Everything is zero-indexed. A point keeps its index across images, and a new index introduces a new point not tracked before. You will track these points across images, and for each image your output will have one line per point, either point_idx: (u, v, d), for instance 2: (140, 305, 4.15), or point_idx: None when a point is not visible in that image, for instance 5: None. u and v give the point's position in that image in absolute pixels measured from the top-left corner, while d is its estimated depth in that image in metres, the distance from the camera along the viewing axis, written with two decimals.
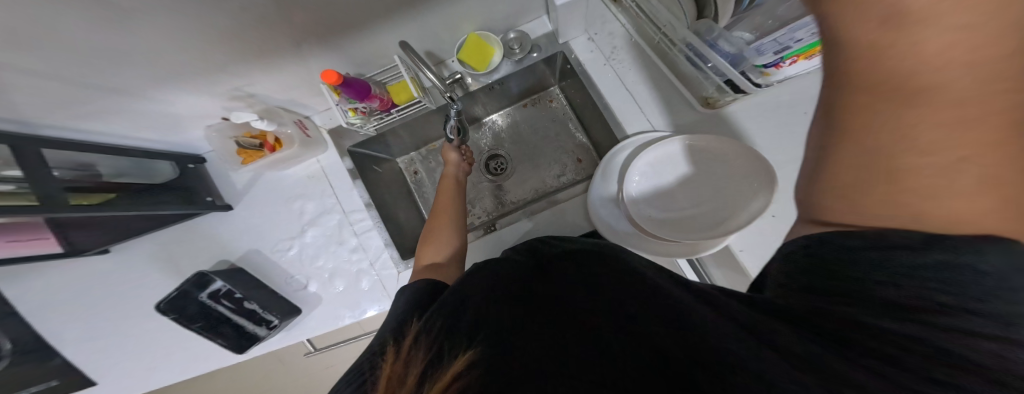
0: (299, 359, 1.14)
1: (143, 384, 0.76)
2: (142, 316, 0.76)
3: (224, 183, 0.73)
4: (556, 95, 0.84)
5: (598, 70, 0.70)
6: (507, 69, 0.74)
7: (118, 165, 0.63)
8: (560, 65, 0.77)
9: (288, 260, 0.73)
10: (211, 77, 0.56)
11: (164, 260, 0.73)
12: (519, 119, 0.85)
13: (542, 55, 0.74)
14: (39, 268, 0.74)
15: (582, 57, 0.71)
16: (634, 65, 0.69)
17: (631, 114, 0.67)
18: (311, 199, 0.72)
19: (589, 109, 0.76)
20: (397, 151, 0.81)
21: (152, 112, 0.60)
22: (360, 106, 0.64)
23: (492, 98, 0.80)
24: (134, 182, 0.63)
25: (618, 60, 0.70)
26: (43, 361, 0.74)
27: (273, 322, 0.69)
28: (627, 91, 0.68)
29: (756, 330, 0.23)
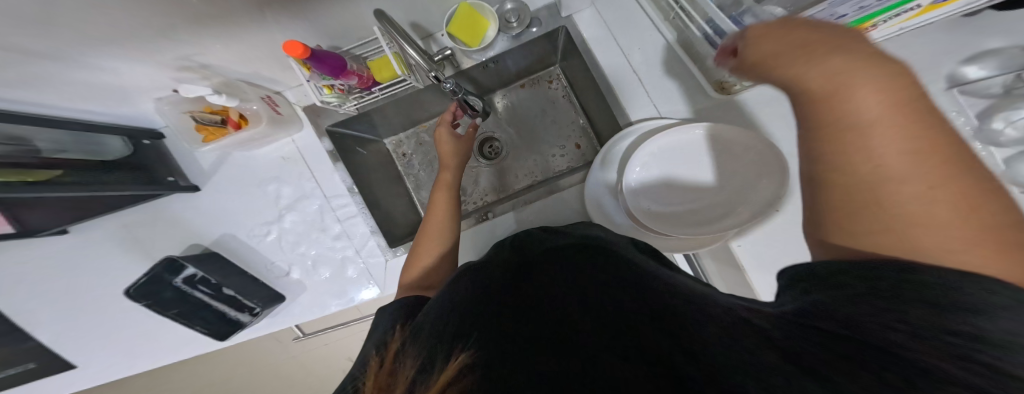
0: (288, 345, 1.13)
1: (122, 367, 0.74)
2: (113, 301, 0.73)
3: (189, 162, 0.67)
4: (556, 75, 0.77)
5: (604, 49, 0.63)
6: (502, 45, 0.66)
7: (62, 141, 0.58)
8: (561, 41, 0.69)
9: (267, 246, 0.68)
10: (159, 44, 0.50)
11: (130, 243, 0.68)
12: (515, 101, 0.78)
13: (541, 31, 0.66)
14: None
15: (587, 35, 0.64)
16: (643, 43, 0.62)
17: (638, 100, 0.61)
18: (287, 183, 0.67)
19: (591, 94, 0.69)
20: (384, 132, 0.75)
21: (90, 81, 0.54)
22: (335, 83, 0.56)
23: (486, 77, 0.72)
24: (75, 161, 0.58)
25: (625, 38, 0.63)
26: (17, 344, 0.72)
27: (254, 309, 0.67)
28: (636, 74, 0.62)
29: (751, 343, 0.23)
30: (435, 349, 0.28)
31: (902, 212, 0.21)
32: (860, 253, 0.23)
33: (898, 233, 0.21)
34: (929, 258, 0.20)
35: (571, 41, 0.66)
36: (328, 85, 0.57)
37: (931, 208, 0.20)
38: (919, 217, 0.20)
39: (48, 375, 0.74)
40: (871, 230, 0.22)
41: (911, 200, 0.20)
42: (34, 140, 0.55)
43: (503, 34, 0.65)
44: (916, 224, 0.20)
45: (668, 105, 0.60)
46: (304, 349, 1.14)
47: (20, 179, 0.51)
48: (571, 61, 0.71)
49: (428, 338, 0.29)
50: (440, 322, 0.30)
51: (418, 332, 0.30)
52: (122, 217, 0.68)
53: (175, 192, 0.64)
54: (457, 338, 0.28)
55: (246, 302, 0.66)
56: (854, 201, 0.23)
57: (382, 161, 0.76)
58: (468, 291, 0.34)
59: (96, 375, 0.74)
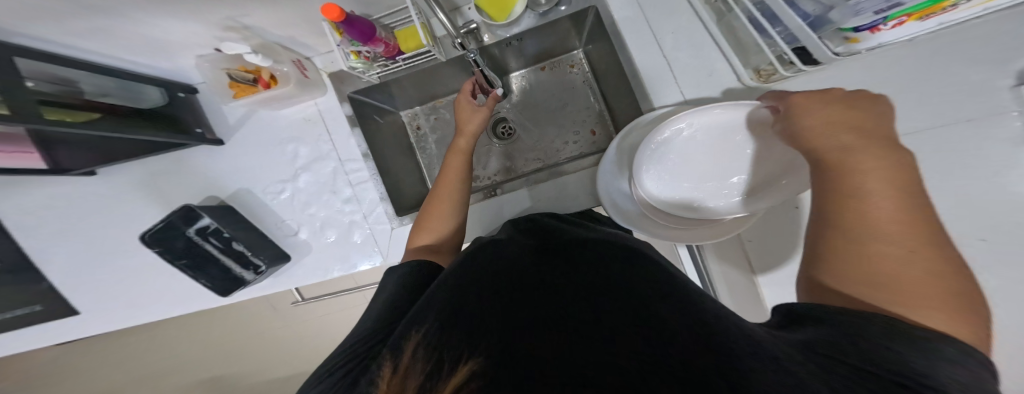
0: (286, 309, 1.19)
1: (127, 313, 0.77)
2: (122, 247, 0.74)
3: (218, 116, 0.69)
4: (578, 59, 0.75)
5: (634, 32, 0.58)
6: (528, 23, 0.66)
7: (104, 85, 0.59)
8: (588, 23, 0.66)
9: (280, 203, 0.69)
10: (202, 6, 0.50)
11: (148, 188, 0.70)
12: (534, 83, 0.77)
13: (569, 10, 0.64)
14: (21, 188, 0.72)
15: (618, 16, 0.59)
16: (679, 27, 0.57)
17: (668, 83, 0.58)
18: (305, 143, 0.67)
19: (616, 79, 0.67)
20: (400, 104, 0.74)
21: (133, 35, 0.54)
22: (363, 50, 0.53)
23: (508, 55, 0.71)
24: (118, 104, 0.59)
25: (661, 20, 0.58)
26: (33, 284, 0.76)
27: (260, 267, 0.66)
28: (666, 59, 0.56)
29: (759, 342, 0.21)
30: (440, 351, 0.24)
31: (875, 259, 0.25)
32: (848, 298, 0.25)
33: (879, 281, 0.24)
34: (900, 303, 0.23)
35: (600, 23, 0.63)
36: (355, 51, 0.53)
37: (914, 270, 0.23)
38: (894, 277, 0.24)
39: (59, 316, 0.78)
40: (858, 277, 0.25)
41: (887, 258, 0.24)
42: (79, 83, 0.56)
43: (530, 11, 0.64)
44: (891, 273, 0.24)
45: (696, 91, 0.55)
46: (306, 313, 1.19)
47: (59, 117, 0.49)
48: (597, 42, 0.68)
49: (432, 338, 0.26)
50: (444, 324, 0.27)
51: (420, 329, 0.27)
52: (142, 164, 0.70)
53: (203, 143, 0.65)
54: (463, 338, 0.25)
55: (252, 258, 0.65)
56: (850, 251, 0.26)
57: (396, 132, 0.75)
58: (471, 290, 0.31)
59: (106, 319, 0.77)
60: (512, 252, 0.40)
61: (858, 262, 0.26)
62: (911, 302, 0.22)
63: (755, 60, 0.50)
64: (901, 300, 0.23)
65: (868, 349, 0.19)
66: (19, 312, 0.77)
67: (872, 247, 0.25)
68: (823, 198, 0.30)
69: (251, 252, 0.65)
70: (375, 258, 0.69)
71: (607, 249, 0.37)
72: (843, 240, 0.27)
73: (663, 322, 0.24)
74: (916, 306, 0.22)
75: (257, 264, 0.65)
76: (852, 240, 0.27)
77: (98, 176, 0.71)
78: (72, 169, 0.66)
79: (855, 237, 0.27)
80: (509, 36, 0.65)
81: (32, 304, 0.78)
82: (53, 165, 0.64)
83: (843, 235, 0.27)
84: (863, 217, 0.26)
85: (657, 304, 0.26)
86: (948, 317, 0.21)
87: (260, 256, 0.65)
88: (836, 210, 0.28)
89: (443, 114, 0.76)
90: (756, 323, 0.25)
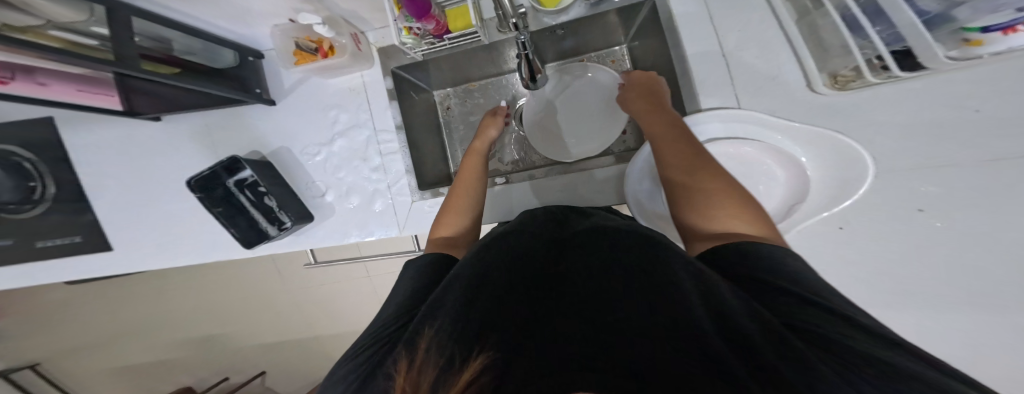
0: (300, 270, 1.30)
1: (156, 250, 0.82)
2: (163, 188, 0.80)
3: (274, 79, 0.72)
4: (619, 56, 0.75)
5: (692, 30, 0.57)
6: (577, 12, 0.61)
7: (190, 45, 0.61)
8: (641, 18, 0.64)
9: (314, 164, 0.73)
10: None
11: (198, 135, 0.77)
12: (571, 75, 0.77)
13: (624, 2, 0.60)
14: (96, 126, 0.81)
15: (676, 11, 0.58)
16: (746, 25, 0.55)
17: (717, 84, 0.56)
18: (346, 111, 0.71)
19: (658, 78, 0.65)
20: (435, 84, 0.78)
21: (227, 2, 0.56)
22: (415, 25, 0.54)
23: (549, 42, 0.70)
24: (198, 64, 0.62)
25: (722, 19, 0.57)
26: (79, 215, 0.82)
27: (285, 224, 0.70)
28: (724, 57, 0.56)
29: (730, 336, 0.24)
30: (451, 350, 0.29)
31: (714, 203, 0.37)
32: (711, 233, 0.37)
33: (717, 217, 0.37)
34: (737, 225, 0.35)
35: (656, 19, 0.61)
36: (407, 26, 0.54)
37: (731, 201, 0.37)
38: (727, 210, 0.36)
39: (96, 246, 0.84)
40: (710, 219, 0.37)
41: (716, 200, 0.37)
42: (172, 41, 0.59)
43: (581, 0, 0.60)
44: (723, 209, 0.36)
45: (753, 96, 0.54)
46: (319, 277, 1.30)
47: (166, 71, 0.55)
48: (645, 37, 0.66)
49: (443, 336, 0.31)
50: (453, 322, 0.32)
51: (433, 327, 0.32)
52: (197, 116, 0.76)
53: (258, 102, 0.68)
54: (470, 336, 0.30)
55: (281, 214, 0.69)
56: (696, 203, 0.38)
57: (428, 111, 0.78)
58: (473, 285, 0.35)
59: (141, 255, 0.83)
60: (514, 242, 0.43)
61: (704, 208, 0.38)
62: (738, 222, 0.35)
63: (841, 60, 0.46)
64: (737, 224, 0.35)
65: (830, 353, 0.22)
66: (58, 240, 0.83)
67: (707, 196, 0.38)
68: (668, 172, 0.43)
69: (280, 208, 0.69)
70: (391, 230, 0.71)
71: (605, 238, 0.40)
72: (688, 196, 0.39)
73: (647, 324, 0.28)
74: (744, 225, 0.35)
75: (284, 219, 0.68)
76: (694, 196, 0.39)
77: (162, 123, 0.78)
78: (142, 112, 0.70)
79: (691, 192, 0.39)
80: (555, 25, 0.62)
81: (74, 234, 0.84)
82: (126, 107, 0.68)
83: (685, 193, 0.40)
84: (688, 178, 0.40)
85: (643, 304, 0.29)
86: (759, 224, 0.35)
87: (288, 213, 0.69)
88: (672, 176, 0.42)
89: (474, 100, 0.80)
90: (734, 290, 0.27)
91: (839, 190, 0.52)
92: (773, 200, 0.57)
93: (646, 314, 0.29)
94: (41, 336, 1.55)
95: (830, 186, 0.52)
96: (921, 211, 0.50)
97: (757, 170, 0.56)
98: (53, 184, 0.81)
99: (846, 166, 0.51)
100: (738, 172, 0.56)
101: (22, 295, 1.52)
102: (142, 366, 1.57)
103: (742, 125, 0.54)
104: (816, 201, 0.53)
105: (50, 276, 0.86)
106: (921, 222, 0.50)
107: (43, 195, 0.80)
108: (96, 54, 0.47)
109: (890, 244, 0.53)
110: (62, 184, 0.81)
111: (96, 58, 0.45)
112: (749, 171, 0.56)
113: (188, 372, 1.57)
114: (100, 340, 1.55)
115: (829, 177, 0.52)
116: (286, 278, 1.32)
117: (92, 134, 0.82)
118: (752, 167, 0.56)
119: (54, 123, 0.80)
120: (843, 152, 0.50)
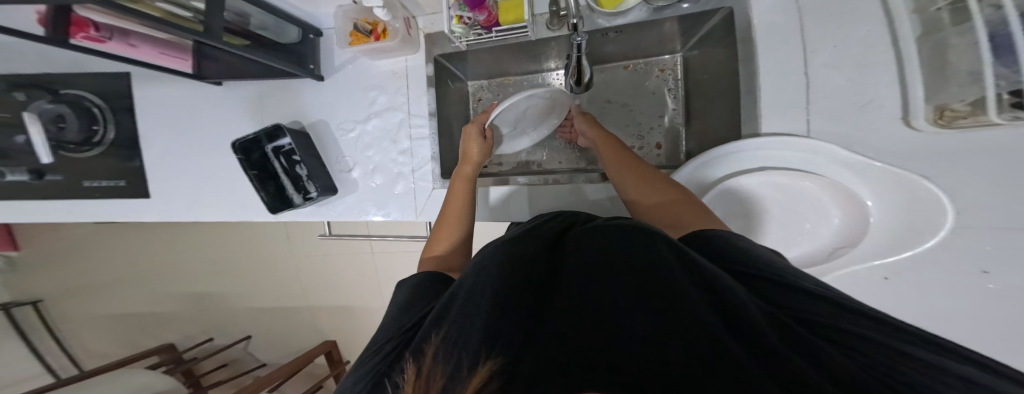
0: (309, 240, 1.33)
1: (189, 200, 0.88)
2: (206, 143, 0.86)
3: (326, 55, 0.76)
4: (670, 64, 0.69)
5: (773, 42, 0.51)
6: (636, 16, 0.56)
7: (264, 21, 0.66)
8: (710, 25, 0.57)
9: (347, 140, 0.76)
10: None
11: (246, 98, 0.82)
12: (615, 77, 0.72)
13: (692, 8, 0.55)
14: (154, 78, 0.86)
15: (755, 20, 0.51)
16: (844, 38, 0.48)
17: (779, 106, 0.51)
18: (385, 92, 0.74)
19: (710, 95, 0.61)
20: (471, 75, 0.80)
21: None
22: (467, 14, 0.58)
23: (603, 44, 0.65)
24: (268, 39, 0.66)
25: (815, 33, 0.49)
26: (126, 160, 0.89)
27: (311, 194, 0.73)
28: (805, 75, 0.50)
29: (755, 329, 0.22)
30: (457, 354, 0.26)
31: (678, 211, 0.45)
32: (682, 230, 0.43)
33: (684, 220, 0.44)
34: (703, 221, 0.42)
35: (730, 28, 0.54)
36: (459, 15, 0.58)
37: (688, 204, 0.45)
38: (689, 213, 0.44)
39: (135, 191, 0.90)
40: (678, 222, 0.44)
41: (678, 209, 0.45)
42: (250, 16, 0.63)
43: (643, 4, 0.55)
44: (685, 214, 0.44)
45: (826, 125, 0.49)
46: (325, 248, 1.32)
47: (239, 42, 0.61)
48: (711, 45, 0.59)
49: (448, 342, 0.28)
50: (457, 326, 0.29)
51: (436, 334, 0.29)
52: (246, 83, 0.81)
53: (309, 77, 0.73)
54: (475, 337, 0.27)
55: (309, 184, 0.73)
56: (665, 214, 0.46)
57: (461, 101, 0.81)
58: (472, 285, 0.33)
59: (176, 204, 0.89)
60: (510, 239, 0.41)
61: (671, 216, 0.45)
62: (703, 220, 0.42)
63: (957, 90, 0.39)
64: (702, 220, 0.42)
65: (874, 354, 0.19)
66: (102, 181, 0.89)
67: (671, 207, 0.46)
68: (637, 192, 0.51)
69: (310, 179, 0.72)
70: (408, 213, 0.74)
71: (603, 229, 0.38)
72: (657, 210, 0.47)
73: (664, 310, 0.25)
74: (708, 222, 0.42)
75: (311, 189, 0.72)
76: (661, 209, 0.47)
77: (223, 88, 0.83)
78: (207, 77, 0.75)
79: (657, 206, 0.47)
80: (608, 27, 0.58)
81: (118, 179, 0.89)
82: (195, 71, 0.73)
83: (653, 209, 0.48)
84: (651, 195, 0.49)
85: (656, 292, 0.27)
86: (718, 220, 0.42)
87: (315, 184, 0.72)
88: (639, 193, 0.50)
89: (507, 93, 0.81)
90: (752, 299, 0.26)
91: (897, 238, 0.48)
92: (819, 239, 0.54)
93: (661, 303, 0.26)
94: (57, 273, 1.62)
95: (886, 233, 0.49)
96: (983, 272, 0.46)
97: (809, 206, 0.53)
98: (111, 130, 0.88)
99: (914, 216, 0.46)
100: (785, 205, 0.54)
101: (46, 231, 1.59)
102: (145, 317, 1.63)
103: (805, 156, 0.50)
104: (866, 248, 0.50)
105: (89, 214, 0.92)
106: (953, 275, 0.48)
107: (102, 138, 0.87)
108: (187, 24, 0.54)
109: (914, 291, 0.51)
110: (118, 130, 0.88)
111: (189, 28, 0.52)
112: (800, 206, 0.53)
113: (186, 327, 1.61)
114: (110, 284, 1.61)
115: (889, 224, 0.48)
116: (292, 246, 1.36)
117: (147, 86, 0.87)
118: (803, 202, 0.53)
119: (115, 72, 0.86)
120: (915, 202, 0.46)
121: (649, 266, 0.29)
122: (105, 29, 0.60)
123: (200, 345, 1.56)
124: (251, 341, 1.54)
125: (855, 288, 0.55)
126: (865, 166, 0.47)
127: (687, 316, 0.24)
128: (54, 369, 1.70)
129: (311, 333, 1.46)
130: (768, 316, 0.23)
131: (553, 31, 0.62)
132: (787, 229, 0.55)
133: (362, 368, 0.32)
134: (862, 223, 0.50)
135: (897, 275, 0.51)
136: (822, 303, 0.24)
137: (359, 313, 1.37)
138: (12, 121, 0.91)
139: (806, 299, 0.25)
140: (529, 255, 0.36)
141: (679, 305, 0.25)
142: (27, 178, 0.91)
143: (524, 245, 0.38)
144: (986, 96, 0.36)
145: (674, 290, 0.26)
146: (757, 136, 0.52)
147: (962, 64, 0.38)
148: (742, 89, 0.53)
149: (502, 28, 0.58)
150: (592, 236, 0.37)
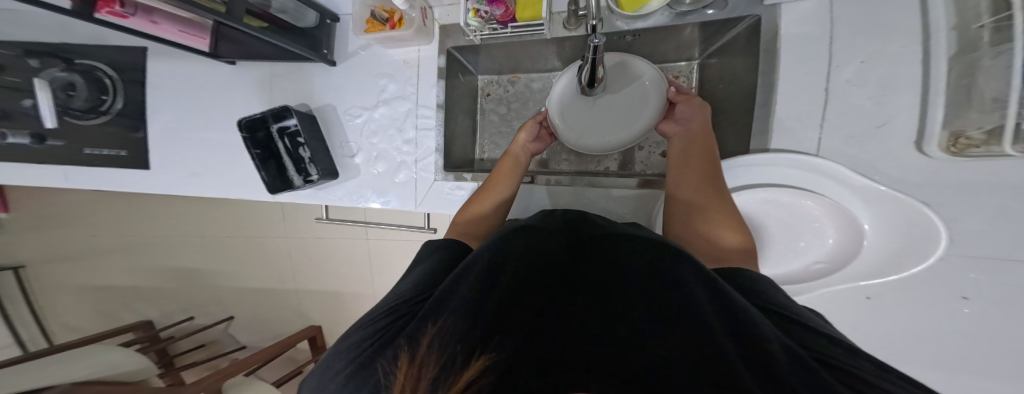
0: (302, 224, 1.32)
1: (189, 173, 0.88)
2: (212, 120, 0.86)
3: (341, 41, 0.76)
4: (685, 71, 0.69)
5: (796, 56, 0.50)
6: (658, 20, 0.57)
7: (284, 4, 0.66)
8: (735, 33, 0.56)
9: (353, 125, 0.76)
10: None
11: (257, 77, 0.82)
12: None
13: (717, 15, 0.54)
14: (169, 50, 0.87)
15: (782, 31, 0.50)
16: (872, 56, 0.46)
17: (795, 125, 0.50)
18: (395, 81, 0.75)
19: (724, 106, 0.61)
20: (481, 70, 0.82)
21: None
22: (483, 8, 0.59)
23: (619, 45, 0.65)
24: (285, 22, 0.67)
25: (842, 48, 0.47)
26: (130, 131, 0.89)
27: (312, 176, 0.73)
28: (825, 91, 0.48)
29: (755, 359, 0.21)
30: (454, 343, 0.25)
31: (730, 208, 0.43)
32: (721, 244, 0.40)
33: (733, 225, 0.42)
34: (744, 241, 0.40)
35: (755, 37, 0.53)
36: (476, 8, 0.59)
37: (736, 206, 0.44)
38: (734, 221, 0.42)
39: (133, 161, 0.89)
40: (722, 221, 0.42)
41: (731, 203, 0.44)
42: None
43: (666, 8, 0.56)
44: (732, 219, 0.42)
45: (837, 144, 0.48)
46: (319, 231, 1.30)
47: (257, 24, 0.62)
48: (734, 54, 0.58)
49: (451, 336, 0.26)
50: (459, 314, 0.28)
51: (435, 323, 0.28)
52: (258, 64, 0.81)
53: (321, 61, 0.73)
54: (478, 337, 0.26)
55: (310, 166, 0.72)
56: (724, 198, 0.44)
57: (469, 94, 0.81)
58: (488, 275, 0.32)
59: (174, 178, 0.89)
60: (532, 235, 0.39)
61: (725, 208, 0.43)
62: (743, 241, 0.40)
63: (976, 117, 0.37)
64: (741, 236, 0.40)
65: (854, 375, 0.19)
66: (101, 148, 0.88)
67: (727, 196, 0.45)
68: (703, 158, 0.48)
69: (312, 161, 0.72)
70: (408, 200, 0.74)
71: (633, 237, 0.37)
72: (717, 189, 0.45)
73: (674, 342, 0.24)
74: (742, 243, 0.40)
75: (312, 171, 0.72)
76: (723, 191, 0.45)
77: (235, 68, 0.83)
78: (222, 56, 0.74)
79: (720, 184, 0.46)
80: (629, 29, 0.59)
81: (119, 148, 0.89)
82: (212, 50, 0.72)
83: (716, 184, 0.46)
84: (717, 168, 0.47)
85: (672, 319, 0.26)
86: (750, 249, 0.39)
87: (318, 167, 0.72)
88: (705, 163, 0.48)
89: (517, 90, 0.82)
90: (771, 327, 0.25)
91: (885, 263, 0.47)
92: (808, 256, 0.53)
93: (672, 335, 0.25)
94: (46, 241, 1.59)
95: (874, 256, 0.47)
96: (963, 298, 0.45)
97: (806, 224, 0.51)
98: (119, 101, 0.88)
99: (908, 244, 0.45)
100: (781, 220, 0.52)
101: (35, 194, 1.56)
102: (130, 291, 1.61)
103: (810, 175, 0.48)
104: (852, 269, 0.50)
105: (86, 182, 0.91)
106: (936, 301, 0.47)
107: (109, 108, 0.87)
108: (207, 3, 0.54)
109: (901, 317, 0.50)
110: (125, 101, 0.88)
111: (211, 8, 0.53)
112: (795, 224, 0.52)
113: (173, 305, 1.60)
114: (98, 255, 1.58)
115: (883, 248, 0.47)
116: (287, 229, 1.34)
117: (161, 59, 0.87)
118: (799, 219, 0.51)
119: (130, 43, 0.86)
120: (913, 231, 0.44)
121: (668, 286, 0.28)
122: (129, 5, 0.61)
123: (179, 324, 1.54)
124: (232, 322, 1.53)
125: (842, 308, 0.54)
126: (870, 190, 0.45)
127: (695, 336, 0.24)
128: (27, 340, 1.66)
129: (296, 317, 1.44)
130: (775, 336, 0.23)
131: (568, 31, 0.64)
132: (779, 245, 0.54)
133: (354, 340, 0.32)
134: (855, 246, 0.48)
135: (880, 296, 0.50)
136: (834, 341, 0.23)
137: (347, 300, 1.35)
138: (20, 85, 0.91)
139: (811, 332, 0.24)
140: (544, 252, 0.36)
141: (694, 328, 0.24)
142: (28, 141, 0.90)
143: (542, 245, 0.37)
144: (1005, 124, 0.34)
145: (686, 310, 0.26)
146: (766, 152, 0.50)
147: (989, 89, 0.35)
148: (757, 101, 0.52)
149: (518, 23, 0.60)
150: (616, 248, 0.36)
